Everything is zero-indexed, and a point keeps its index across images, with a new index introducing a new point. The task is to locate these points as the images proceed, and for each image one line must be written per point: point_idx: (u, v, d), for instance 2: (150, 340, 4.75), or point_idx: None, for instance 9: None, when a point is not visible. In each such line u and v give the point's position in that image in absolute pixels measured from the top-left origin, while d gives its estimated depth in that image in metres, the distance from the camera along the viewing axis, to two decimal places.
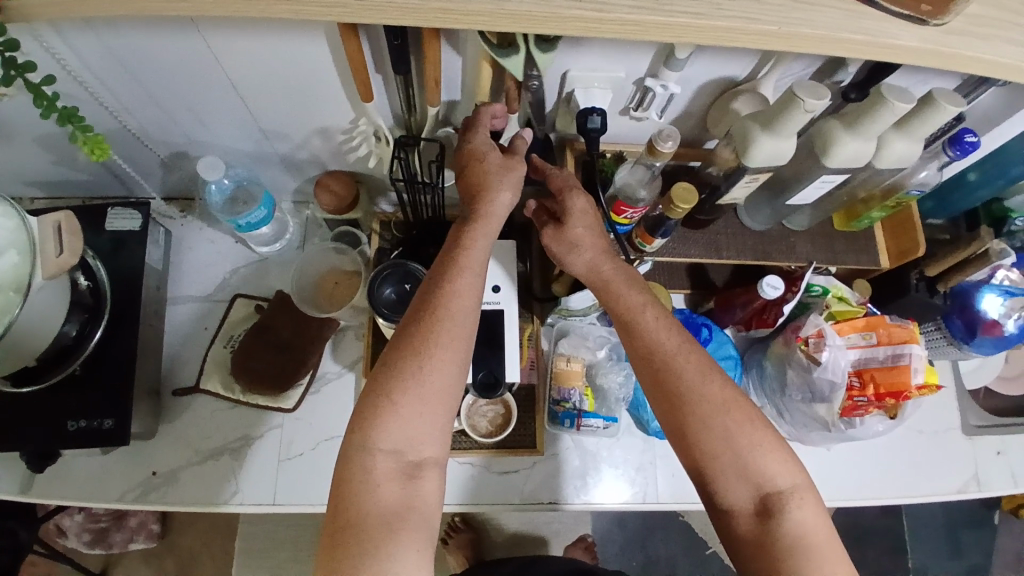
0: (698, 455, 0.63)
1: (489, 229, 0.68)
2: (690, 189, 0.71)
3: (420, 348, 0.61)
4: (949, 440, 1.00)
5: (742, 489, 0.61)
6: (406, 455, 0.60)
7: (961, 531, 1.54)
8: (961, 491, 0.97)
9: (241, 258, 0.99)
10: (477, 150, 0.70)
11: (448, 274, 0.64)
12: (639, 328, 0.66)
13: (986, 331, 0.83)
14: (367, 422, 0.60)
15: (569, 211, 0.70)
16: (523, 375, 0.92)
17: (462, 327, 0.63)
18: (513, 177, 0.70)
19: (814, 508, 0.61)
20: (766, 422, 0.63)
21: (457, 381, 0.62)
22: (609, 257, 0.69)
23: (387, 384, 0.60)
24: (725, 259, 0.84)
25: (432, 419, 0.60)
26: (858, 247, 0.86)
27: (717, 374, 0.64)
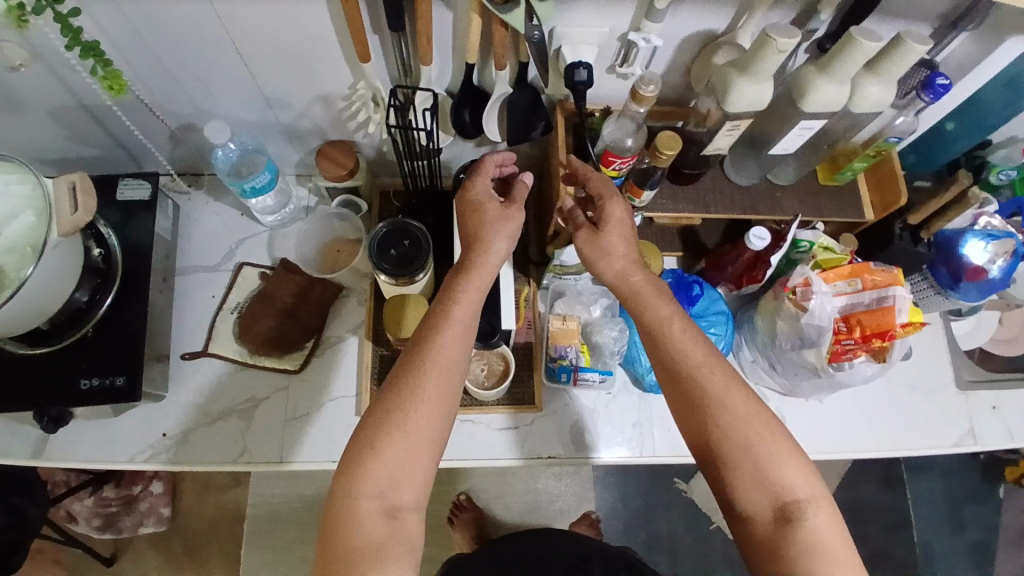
0: (722, 464, 0.65)
1: (480, 280, 0.70)
2: (675, 137, 0.74)
3: (407, 394, 0.64)
4: (944, 396, 1.01)
5: (762, 499, 0.63)
6: (388, 498, 0.62)
7: (962, 505, 1.58)
8: (958, 445, 0.99)
9: (246, 230, 1.02)
10: (473, 200, 0.74)
11: (432, 328, 0.67)
12: (666, 340, 0.68)
13: (972, 278, 0.85)
14: (353, 469, 0.63)
15: (606, 217, 0.72)
16: (521, 334, 0.95)
17: (449, 381, 0.66)
18: (507, 227, 0.73)
19: (832, 520, 0.62)
20: (784, 435, 0.64)
21: (438, 429, 0.65)
22: (639, 267, 0.71)
23: (371, 434, 0.63)
24: (713, 214, 0.87)
25: (416, 466, 0.63)
26: (844, 203, 0.89)
27: (738, 388, 0.66)
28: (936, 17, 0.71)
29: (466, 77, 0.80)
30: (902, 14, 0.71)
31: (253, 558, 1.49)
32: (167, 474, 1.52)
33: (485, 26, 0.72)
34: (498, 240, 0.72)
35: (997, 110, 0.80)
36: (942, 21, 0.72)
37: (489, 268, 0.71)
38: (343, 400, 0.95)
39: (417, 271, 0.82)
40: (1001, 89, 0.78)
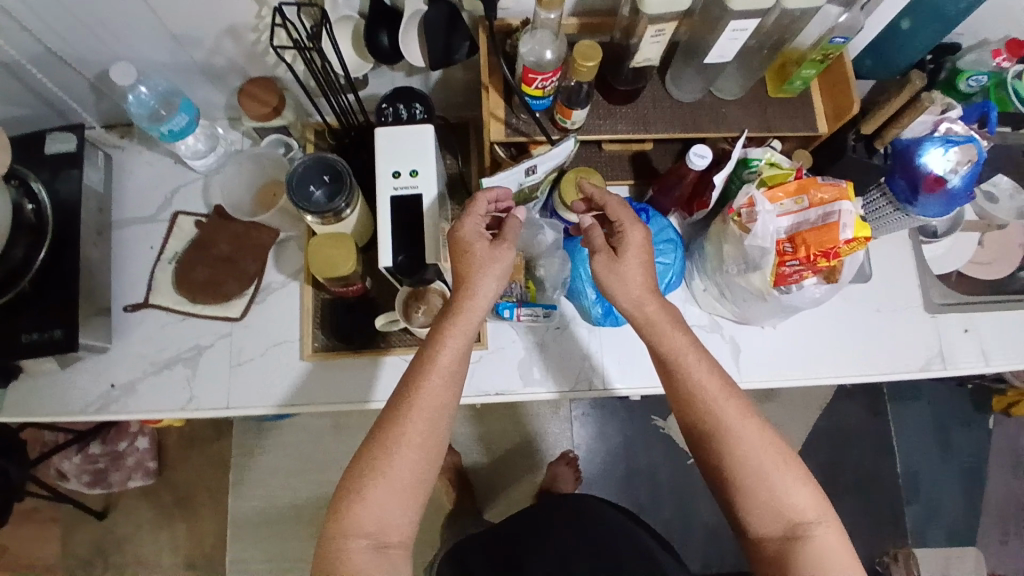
0: (731, 486, 0.67)
1: (466, 324, 0.69)
2: (595, 47, 0.68)
3: (393, 440, 0.66)
4: (911, 319, 0.97)
5: (770, 520, 0.66)
6: (381, 536, 0.65)
7: (949, 430, 1.59)
8: (925, 369, 0.95)
9: (180, 177, 1.00)
10: (463, 239, 0.72)
11: (424, 373, 0.68)
12: (681, 370, 0.69)
13: (929, 188, 0.78)
14: (343, 511, 0.65)
15: (627, 244, 0.72)
16: None
17: (435, 427, 0.67)
18: (498, 265, 0.72)
19: (837, 536, 0.64)
20: (794, 460, 0.66)
21: (424, 470, 0.67)
22: (654, 297, 0.71)
23: (360, 478, 0.65)
24: (653, 134, 0.82)
25: (402, 508, 0.65)
26: (793, 113, 0.83)
27: (747, 415, 0.67)
28: None
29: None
30: None
31: (244, 505, 1.54)
32: (152, 429, 1.55)
33: None
34: (486, 281, 0.70)
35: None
36: None
37: (473, 308, 0.70)
38: (288, 344, 0.94)
39: (341, 203, 0.78)
40: None
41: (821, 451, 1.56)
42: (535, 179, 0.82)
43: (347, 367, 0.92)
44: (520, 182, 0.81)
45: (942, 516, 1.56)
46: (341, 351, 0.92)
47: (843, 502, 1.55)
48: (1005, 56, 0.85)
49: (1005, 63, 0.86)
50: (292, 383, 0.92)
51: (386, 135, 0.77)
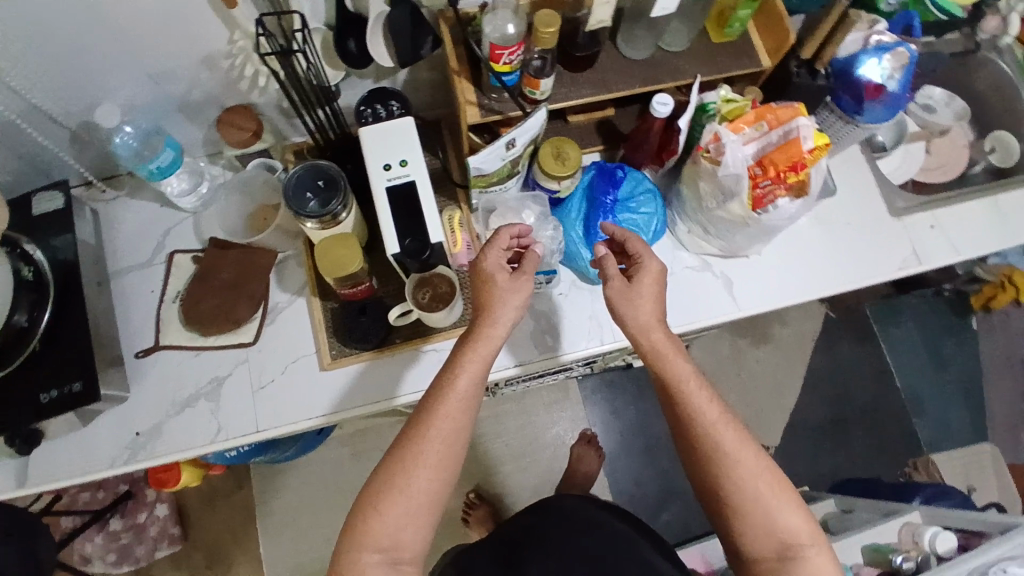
0: (730, 512, 0.72)
1: (481, 354, 0.74)
2: (553, 14, 0.74)
3: (408, 464, 0.70)
4: (882, 226, 1.04)
5: (765, 541, 0.71)
6: (394, 554, 0.69)
7: (939, 345, 1.68)
8: (904, 268, 1.02)
9: (171, 220, 1.02)
10: (485, 273, 0.77)
11: (434, 399, 0.72)
12: (683, 398, 0.74)
13: (873, 96, 0.85)
14: (361, 532, 0.70)
15: (643, 272, 0.79)
16: (461, 258, 0.96)
17: (452, 453, 0.72)
18: (518, 293, 0.77)
19: (825, 558, 0.70)
20: (788, 486, 0.72)
21: (438, 492, 0.71)
22: (659, 325, 0.77)
23: (375, 500, 0.70)
24: (615, 92, 0.88)
25: (417, 527, 0.70)
26: (738, 54, 0.90)
27: (744, 443, 0.72)
28: None
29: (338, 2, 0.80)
30: None
31: (276, 552, 1.52)
32: (169, 495, 1.53)
33: None
34: (505, 310, 0.76)
35: None
36: None
37: (490, 337, 0.75)
38: (304, 359, 0.95)
39: (336, 206, 0.82)
40: None
41: (825, 386, 1.63)
42: (516, 153, 0.87)
43: (369, 368, 0.94)
44: (502, 157, 0.86)
45: (950, 427, 1.63)
46: (360, 353, 0.93)
47: (856, 430, 1.61)
48: None
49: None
50: (318, 395, 0.94)
51: (371, 133, 0.82)
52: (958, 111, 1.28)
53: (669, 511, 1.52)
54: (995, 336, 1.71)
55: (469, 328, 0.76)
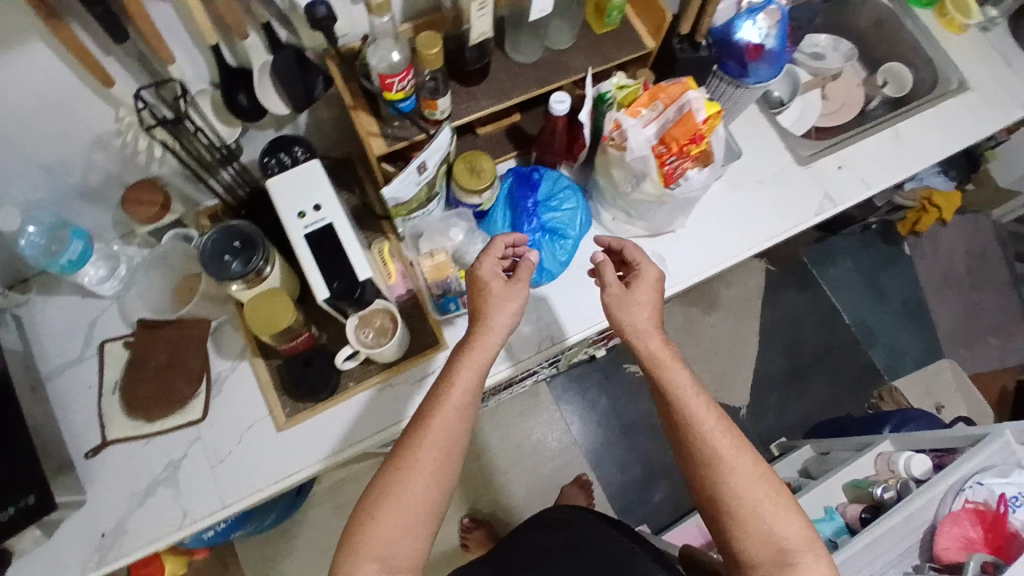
0: (728, 519, 0.71)
1: (477, 359, 0.76)
2: (434, 36, 0.75)
3: (406, 467, 0.69)
4: (793, 176, 1.08)
5: (762, 550, 0.69)
6: (391, 563, 0.67)
7: (878, 275, 1.77)
8: (820, 212, 1.07)
9: (94, 309, 0.99)
10: (483, 279, 0.79)
11: (433, 402, 0.72)
12: (679, 402, 0.75)
13: (753, 57, 0.89)
14: (358, 539, 0.68)
15: (643, 277, 0.82)
16: (398, 289, 0.97)
17: (451, 461, 0.71)
18: (517, 297, 0.79)
19: (825, 567, 0.68)
20: (784, 492, 0.71)
21: (437, 497, 0.70)
22: (654, 330, 0.79)
23: (372, 506, 0.68)
24: (514, 99, 0.90)
25: (415, 536, 0.68)
26: (622, 41, 0.93)
27: (742, 451, 0.72)
28: None
29: (218, 60, 0.79)
30: None
31: None
32: None
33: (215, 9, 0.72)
34: (501, 311, 0.77)
35: None
36: None
37: (485, 345, 0.76)
38: (259, 423, 0.93)
39: (259, 263, 0.81)
40: None
41: (782, 335, 1.69)
42: (430, 175, 0.88)
43: (327, 418, 0.93)
44: (417, 182, 0.87)
45: (903, 349, 1.72)
46: (314, 405, 0.92)
47: (819, 372, 1.68)
48: None
49: None
50: (281, 456, 0.92)
51: (278, 183, 0.80)
52: (846, 53, 1.32)
53: (659, 489, 1.55)
54: (926, 255, 1.81)
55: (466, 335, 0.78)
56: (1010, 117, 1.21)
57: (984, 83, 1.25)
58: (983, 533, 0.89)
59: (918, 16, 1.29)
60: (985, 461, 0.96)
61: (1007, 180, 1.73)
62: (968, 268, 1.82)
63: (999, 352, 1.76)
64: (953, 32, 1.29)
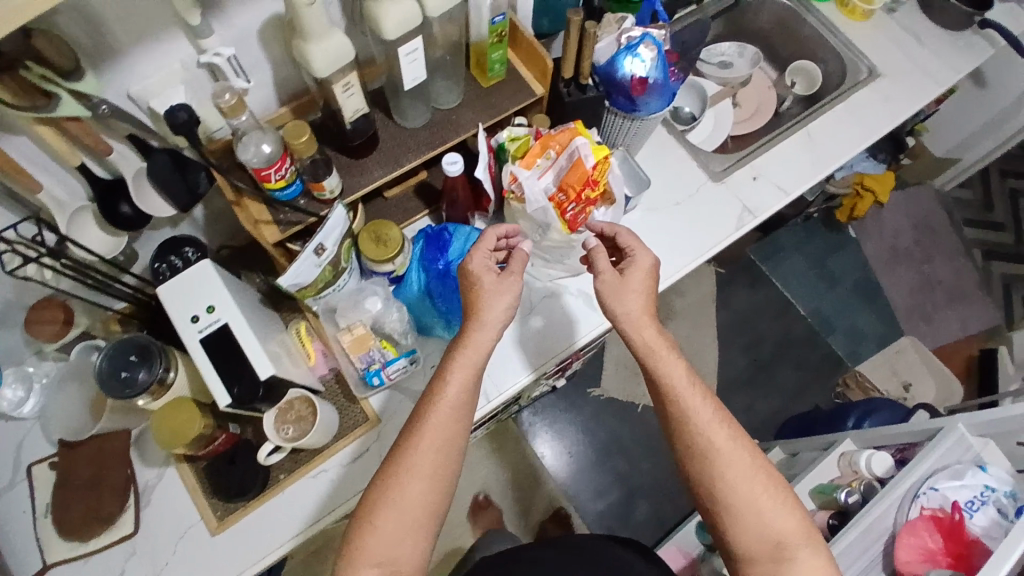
0: (721, 512, 0.71)
1: (467, 358, 0.75)
2: (302, 124, 0.74)
3: (404, 472, 0.69)
4: (708, 194, 1.08)
5: (757, 544, 0.69)
6: (391, 568, 0.67)
7: (826, 261, 1.79)
8: (742, 226, 1.06)
9: (17, 433, 0.94)
10: (472, 272, 0.79)
11: (430, 408, 0.72)
12: (676, 394, 0.74)
13: (638, 92, 0.87)
14: (357, 546, 0.67)
15: (635, 264, 0.80)
16: (321, 368, 0.95)
17: (448, 463, 0.71)
18: (507, 288, 0.78)
19: (821, 559, 0.67)
20: (780, 483, 0.71)
21: (436, 500, 0.70)
22: (649, 322, 0.78)
23: (371, 511, 0.68)
24: (407, 165, 0.88)
25: (412, 542, 0.68)
26: (510, 90, 0.92)
27: (739, 445, 0.72)
28: None
29: (87, 176, 0.77)
30: None
31: None
32: None
33: (75, 134, 0.70)
34: (493, 307, 0.77)
35: None
36: None
37: (478, 345, 0.76)
38: (194, 529, 0.90)
39: (162, 368, 0.83)
40: None
41: (739, 338, 1.71)
42: (330, 253, 0.85)
43: (263, 513, 0.90)
44: (317, 263, 0.84)
45: (863, 331, 1.73)
46: (247, 504, 0.89)
47: (781, 366, 1.69)
48: None
49: None
50: (222, 558, 0.88)
51: (168, 290, 0.79)
52: (752, 58, 1.34)
53: (640, 508, 1.54)
54: (873, 234, 1.83)
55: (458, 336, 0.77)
56: (924, 99, 1.21)
57: (895, 67, 1.25)
58: (943, 539, 0.86)
59: (818, 10, 1.30)
60: (941, 461, 0.94)
61: (942, 149, 1.74)
62: (917, 240, 1.83)
63: (960, 319, 1.76)
64: (857, 20, 1.29)
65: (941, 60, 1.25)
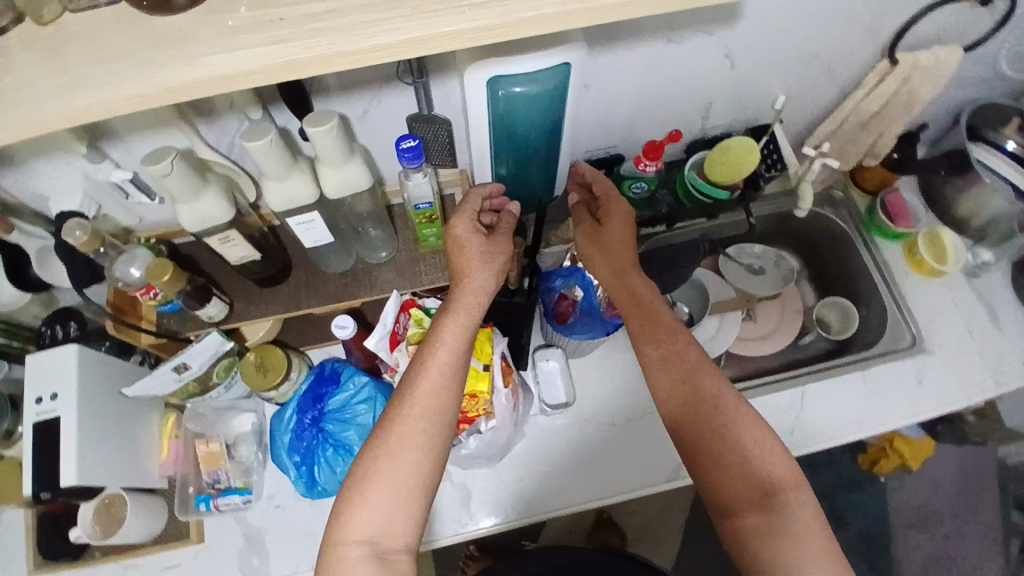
0: (705, 468, 0.65)
1: (460, 318, 0.71)
2: (166, 265, 0.71)
3: (393, 425, 0.65)
4: (648, 427, 0.96)
5: (743, 492, 0.62)
6: (379, 542, 0.61)
7: (837, 496, 1.51)
8: (671, 480, 0.93)
9: None
10: (457, 235, 0.74)
11: (422, 357, 0.68)
12: (659, 335, 0.71)
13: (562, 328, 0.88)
14: (343, 518, 0.63)
15: (611, 214, 0.78)
16: (167, 467, 0.91)
17: (438, 418, 0.66)
18: (494, 256, 0.75)
19: (810, 511, 0.60)
20: (769, 433, 0.65)
21: (433, 464, 0.64)
22: (632, 269, 0.76)
23: (360, 482, 0.63)
24: (305, 311, 0.83)
25: (406, 516, 0.62)
26: (442, 264, 0.85)
27: (721, 388, 0.67)
28: (397, 76, 0.67)
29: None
30: (357, 87, 0.68)
31: None
32: None
33: None
34: (482, 272, 0.73)
35: (526, 136, 0.74)
36: (401, 77, 0.67)
37: (466, 305, 0.71)
38: None
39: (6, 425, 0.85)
40: (506, 120, 0.71)
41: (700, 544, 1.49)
42: (194, 373, 0.83)
43: None
44: (176, 379, 0.82)
45: None
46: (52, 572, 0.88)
47: None
48: (646, 162, 0.88)
49: (652, 167, 0.88)
50: None
51: (33, 361, 0.78)
52: (786, 273, 1.22)
53: None
54: (906, 484, 1.53)
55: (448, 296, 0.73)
56: (969, 398, 0.99)
57: (947, 343, 1.03)
58: None
59: (877, 249, 1.13)
60: None
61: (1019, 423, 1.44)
62: (958, 510, 1.51)
63: None
64: (923, 274, 1.09)
65: (1015, 352, 1.01)
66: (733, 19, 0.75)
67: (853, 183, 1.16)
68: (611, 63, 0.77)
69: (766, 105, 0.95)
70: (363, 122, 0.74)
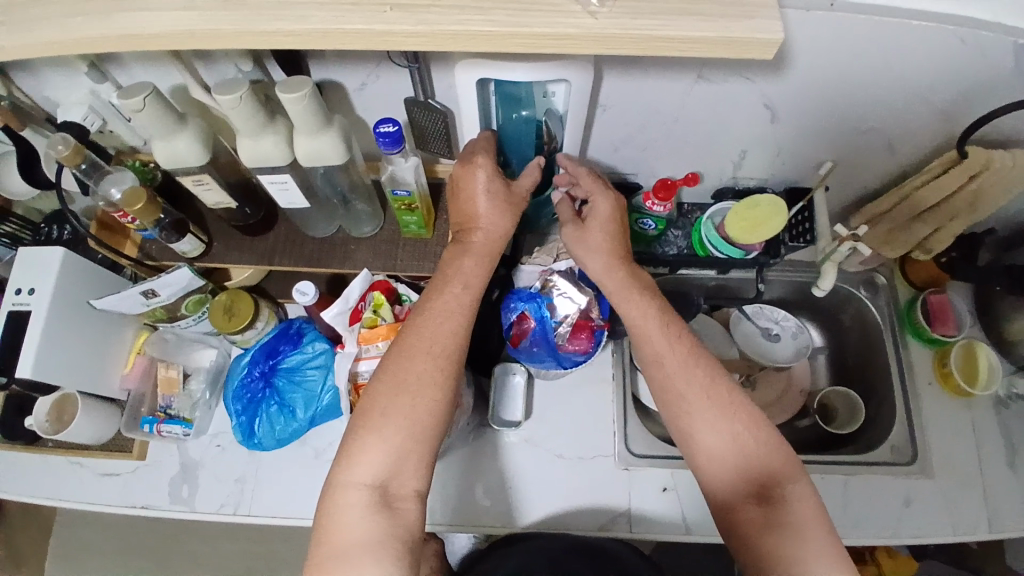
0: (700, 461, 0.66)
1: (468, 265, 0.69)
2: (141, 194, 0.72)
3: (402, 369, 0.64)
4: (597, 470, 0.92)
5: (737, 484, 0.64)
6: (388, 487, 0.61)
7: None
8: (604, 530, 0.89)
9: None
10: (466, 188, 0.69)
11: (427, 307, 0.67)
12: (650, 336, 0.70)
13: (514, 347, 0.88)
14: (344, 462, 0.62)
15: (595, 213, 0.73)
16: (129, 380, 0.94)
17: (455, 360, 0.66)
18: (499, 202, 0.70)
19: (810, 497, 0.62)
20: (763, 423, 0.66)
21: (445, 411, 0.64)
22: (621, 263, 0.73)
23: (364, 427, 0.62)
24: (275, 267, 0.82)
25: (416, 462, 0.62)
26: (421, 254, 0.83)
27: (714, 379, 0.67)
28: (391, 61, 0.65)
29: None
30: (353, 63, 0.66)
31: None
32: None
33: None
34: (495, 220, 0.70)
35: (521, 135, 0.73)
36: (393, 60, 0.64)
37: (484, 250, 0.70)
38: None
39: None
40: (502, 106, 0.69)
41: None
42: (161, 302, 0.84)
43: (20, 461, 0.94)
44: (143, 302, 0.84)
45: None
46: (12, 445, 0.94)
47: None
48: (653, 200, 0.82)
49: (660, 207, 0.82)
50: None
51: (23, 254, 0.81)
52: (801, 346, 1.12)
53: None
54: None
55: (457, 242, 0.71)
56: (957, 535, 0.89)
57: (950, 470, 0.93)
58: None
59: (907, 348, 1.01)
60: None
61: None
62: None
63: None
64: (948, 389, 0.98)
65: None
66: (778, 72, 0.68)
67: (902, 274, 1.04)
68: (632, 91, 0.71)
69: (808, 167, 0.87)
70: (362, 95, 0.72)
